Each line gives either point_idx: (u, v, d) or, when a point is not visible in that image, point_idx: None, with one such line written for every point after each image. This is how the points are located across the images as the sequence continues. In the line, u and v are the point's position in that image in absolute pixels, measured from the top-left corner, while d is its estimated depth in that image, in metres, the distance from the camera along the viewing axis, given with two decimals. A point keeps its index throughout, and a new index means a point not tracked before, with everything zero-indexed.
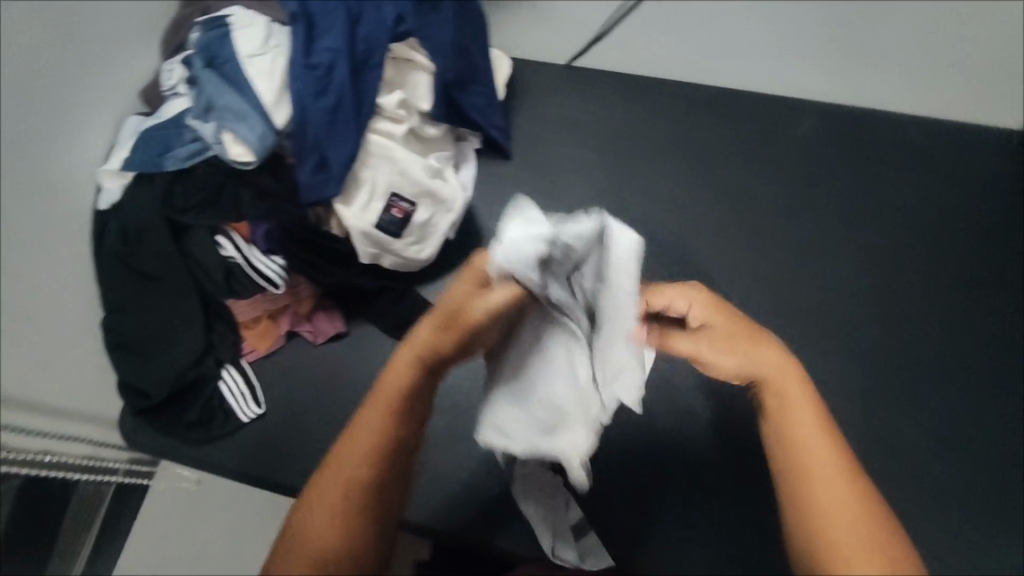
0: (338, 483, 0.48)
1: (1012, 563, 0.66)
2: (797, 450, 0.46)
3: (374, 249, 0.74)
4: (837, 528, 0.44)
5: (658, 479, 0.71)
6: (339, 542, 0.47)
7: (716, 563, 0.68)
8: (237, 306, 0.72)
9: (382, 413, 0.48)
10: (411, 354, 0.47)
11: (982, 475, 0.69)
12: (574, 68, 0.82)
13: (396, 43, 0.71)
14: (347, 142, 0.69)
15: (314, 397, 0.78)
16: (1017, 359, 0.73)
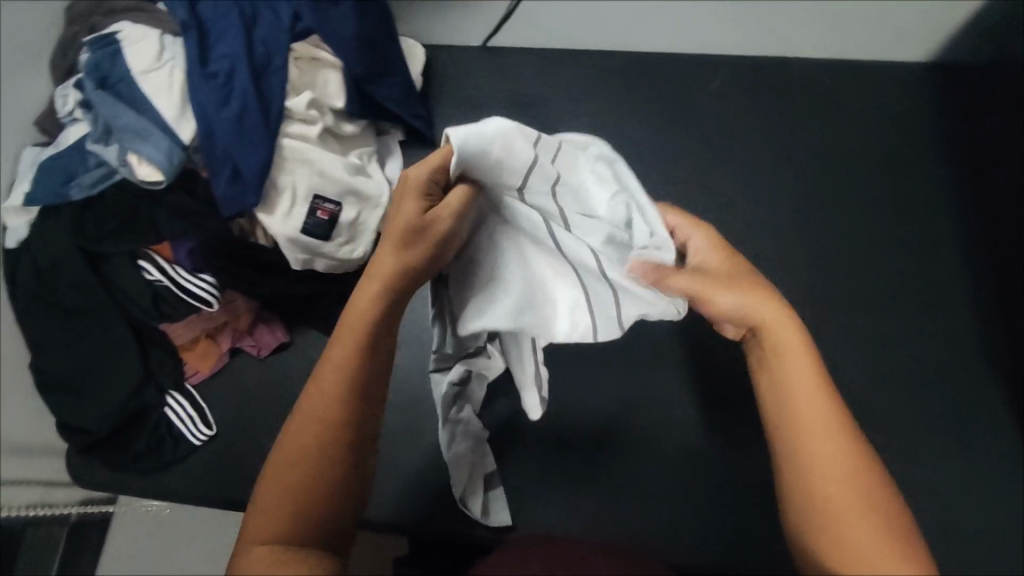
0: (307, 426, 0.47)
1: (936, 465, 0.72)
2: (783, 401, 0.48)
3: (305, 254, 0.72)
4: (821, 481, 0.45)
5: (605, 441, 0.73)
6: (316, 483, 0.46)
7: (672, 511, 0.71)
8: (174, 330, 0.75)
9: (348, 347, 0.49)
10: (378, 281, 0.50)
11: (908, 389, 0.75)
12: (489, 51, 0.90)
13: (298, 44, 0.72)
14: (259, 151, 0.68)
15: (266, 408, 0.77)
16: (927, 273, 0.79)
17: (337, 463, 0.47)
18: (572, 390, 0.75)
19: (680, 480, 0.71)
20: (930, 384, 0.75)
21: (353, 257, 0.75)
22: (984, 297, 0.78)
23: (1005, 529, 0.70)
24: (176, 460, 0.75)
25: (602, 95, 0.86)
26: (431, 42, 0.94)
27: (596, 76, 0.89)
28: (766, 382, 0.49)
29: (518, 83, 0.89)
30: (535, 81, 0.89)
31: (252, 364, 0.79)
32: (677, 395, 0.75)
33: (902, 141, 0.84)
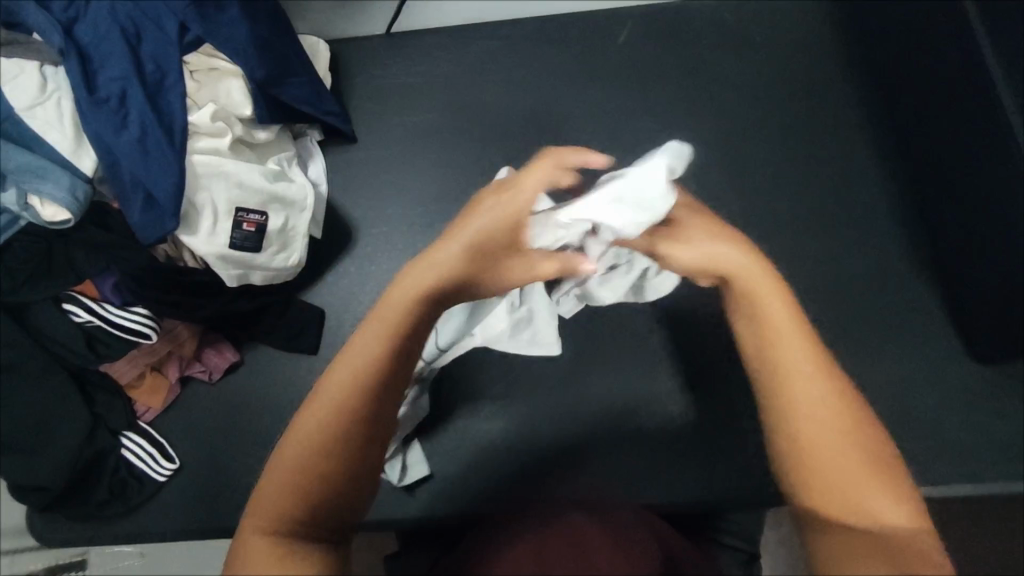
0: (321, 416, 0.47)
1: (894, 366, 0.74)
2: (768, 346, 0.51)
3: (239, 269, 0.71)
4: (811, 425, 0.48)
5: (572, 401, 0.75)
6: (331, 475, 0.46)
7: (647, 455, 0.73)
8: (117, 368, 0.72)
9: (381, 334, 0.48)
10: (429, 279, 0.51)
11: (855, 298, 0.77)
12: (393, 36, 0.89)
13: (191, 55, 0.70)
14: (168, 171, 0.65)
15: (229, 432, 0.76)
16: (854, 184, 0.82)
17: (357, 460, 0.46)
18: (531, 359, 0.77)
19: (645, 425, 0.74)
20: (867, 292, 0.77)
21: (288, 265, 0.75)
22: (905, 200, 0.80)
23: (958, 417, 0.72)
24: (142, 500, 0.73)
25: (513, 66, 0.88)
26: (334, 36, 0.92)
27: (504, 46, 0.89)
28: (749, 331, 0.52)
29: (429, 63, 0.89)
30: (445, 62, 0.88)
31: (206, 390, 0.77)
32: (632, 343, 0.77)
33: (809, 64, 0.86)
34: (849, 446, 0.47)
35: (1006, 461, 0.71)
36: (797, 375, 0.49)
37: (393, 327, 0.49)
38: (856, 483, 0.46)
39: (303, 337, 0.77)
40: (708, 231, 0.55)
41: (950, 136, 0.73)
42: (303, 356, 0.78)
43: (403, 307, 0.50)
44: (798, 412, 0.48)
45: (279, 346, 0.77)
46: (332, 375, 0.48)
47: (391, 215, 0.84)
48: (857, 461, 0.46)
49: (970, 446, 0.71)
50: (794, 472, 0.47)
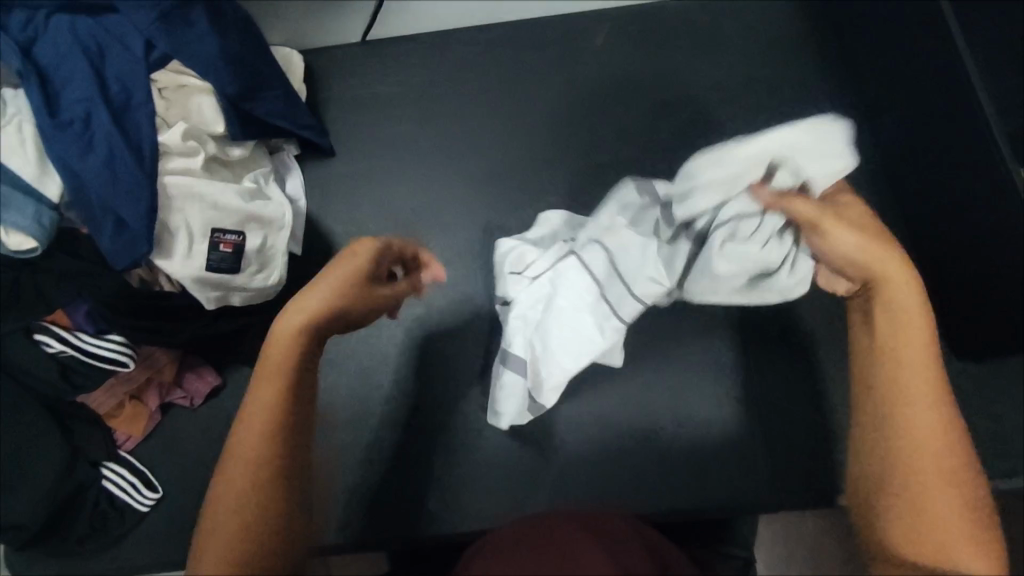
0: (236, 490, 0.45)
1: None
2: (897, 368, 0.49)
3: (217, 291, 0.69)
4: (923, 459, 0.47)
5: (563, 412, 0.74)
6: (264, 535, 0.45)
7: (640, 464, 0.72)
8: (93, 399, 0.70)
9: (271, 386, 0.47)
10: (301, 321, 0.50)
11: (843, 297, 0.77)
12: (369, 45, 0.88)
13: (158, 72, 0.68)
14: (138, 194, 0.63)
15: (212, 459, 0.74)
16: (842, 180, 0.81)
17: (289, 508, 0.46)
18: None
19: (638, 433, 0.73)
20: None
21: (268, 284, 0.73)
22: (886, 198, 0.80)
23: None
24: (126, 531, 0.71)
25: (493, 71, 0.86)
26: (308, 45, 0.90)
27: (483, 50, 0.88)
28: (884, 359, 0.50)
29: (406, 71, 0.87)
30: (422, 70, 0.87)
31: (188, 416, 0.75)
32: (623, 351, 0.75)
33: (790, 63, 0.85)
34: (957, 493, 0.46)
35: (994, 458, 0.71)
36: (913, 409, 0.48)
37: (278, 382, 0.47)
38: (956, 525, 0.45)
39: None
40: (864, 228, 0.54)
41: (929, 132, 0.72)
42: None
43: (286, 363, 0.48)
44: (906, 445, 0.47)
45: None
46: (239, 433, 0.46)
47: (373, 228, 0.82)
48: (954, 495, 0.46)
49: None
50: (885, 509, 0.47)
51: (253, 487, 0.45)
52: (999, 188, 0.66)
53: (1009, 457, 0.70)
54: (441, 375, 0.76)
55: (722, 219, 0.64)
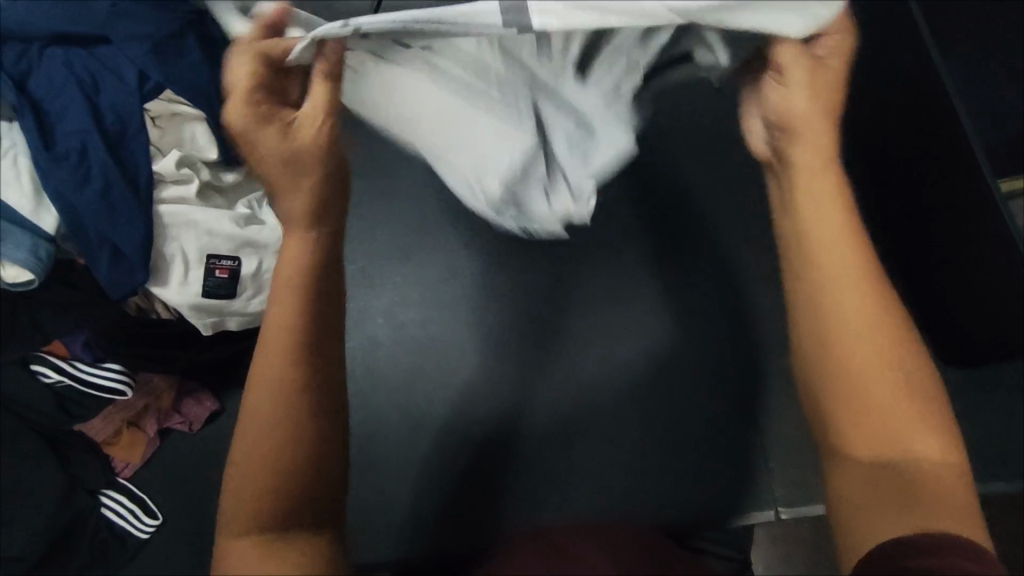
0: (259, 421, 0.44)
1: None
2: (826, 290, 0.46)
3: (213, 317, 0.69)
4: (869, 384, 0.44)
5: (582, 432, 0.70)
6: (285, 469, 0.44)
7: (661, 484, 0.68)
8: (92, 427, 0.71)
9: (283, 325, 0.46)
10: (297, 250, 0.49)
11: None
12: None
13: (151, 102, 0.68)
14: (134, 225, 0.63)
15: (211, 484, 0.74)
16: None
17: (298, 454, 0.44)
18: (535, 386, 0.70)
19: (657, 453, 0.69)
20: None
21: (264, 308, 0.73)
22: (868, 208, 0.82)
23: None
24: (128, 558, 0.72)
25: None
26: None
27: None
28: (807, 281, 0.47)
29: None
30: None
31: (186, 441, 0.75)
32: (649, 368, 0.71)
33: None
34: (919, 424, 0.44)
35: (986, 462, 0.71)
36: (854, 338, 0.45)
37: (287, 320, 0.46)
38: (898, 417, 0.44)
39: None
40: (818, 92, 0.46)
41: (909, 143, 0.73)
42: None
43: (296, 297, 0.47)
44: (841, 341, 0.45)
45: None
46: (260, 365, 0.45)
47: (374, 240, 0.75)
48: (893, 384, 0.44)
49: None
50: (840, 438, 0.45)
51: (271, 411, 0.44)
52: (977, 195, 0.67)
53: (1000, 463, 0.71)
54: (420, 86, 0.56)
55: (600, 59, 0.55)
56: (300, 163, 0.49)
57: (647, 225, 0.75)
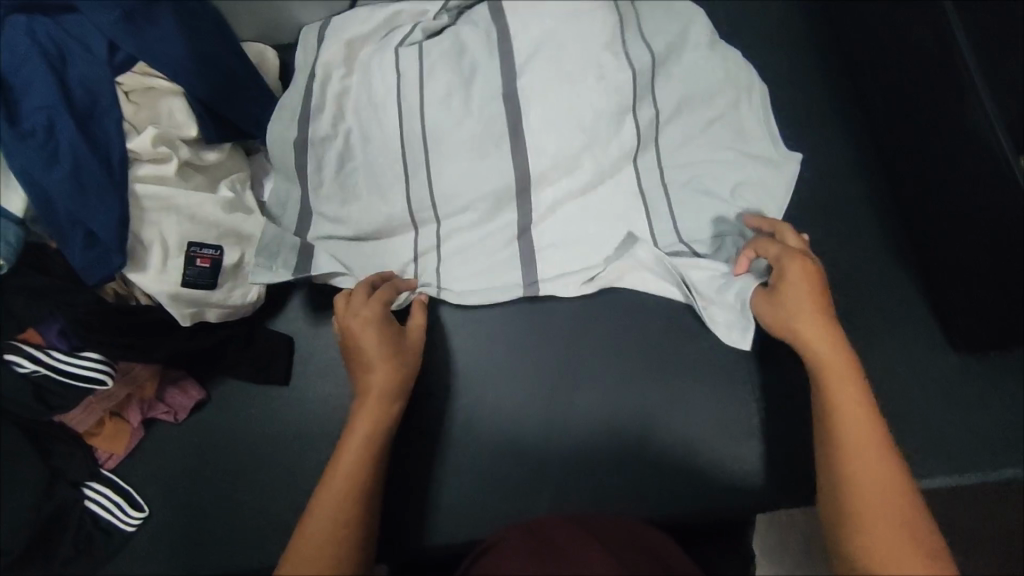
0: (343, 476, 0.58)
1: (897, 351, 0.71)
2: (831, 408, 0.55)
3: (194, 307, 0.66)
4: (859, 488, 0.51)
5: (575, 416, 0.71)
6: (358, 514, 0.57)
7: (652, 468, 0.69)
8: (72, 417, 0.68)
9: (376, 408, 0.61)
10: (388, 365, 0.63)
11: (850, 286, 0.74)
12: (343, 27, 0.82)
13: (124, 76, 0.65)
14: (109, 207, 0.60)
15: (199, 476, 0.72)
16: (839, 167, 0.79)
17: (373, 496, 0.59)
18: (530, 367, 0.72)
19: (651, 435, 0.70)
20: (861, 277, 0.74)
21: (247, 300, 0.71)
22: (880, 187, 0.78)
23: (960, 399, 0.70)
24: (112, 553, 0.69)
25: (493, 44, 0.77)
26: (286, 44, 0.87)
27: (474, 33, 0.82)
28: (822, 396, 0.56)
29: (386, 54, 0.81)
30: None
31: (171, 432, 0.73)
32: (637, 347, 0.72)
33: (779, 52, 0.84)
34: (902, 530, 0.49)
35: (1001, 446, 0.68)
36: (857, 446, 0.53)
37: (380, 404, 0.62)
38: (882, 520, 0.50)
39: (272, 366, 0.73)
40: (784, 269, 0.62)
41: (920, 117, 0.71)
42: (276, 388, 0.74)
43: (386, 391, 0.62)
44: (844, 445, 0.53)
45: (246, 378, 0.73)
46: (354, 436, 0.60)
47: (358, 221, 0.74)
48: (882, 495, 0.51)
49: (962, 444, 0.69)
50: (839, 508, 0.52)
51: (357, 468, 0.58)
52: (1001, 181, 0.64)
53: (1014, 447, 0.68)
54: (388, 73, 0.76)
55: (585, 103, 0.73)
56: (407, 349, 0.67)
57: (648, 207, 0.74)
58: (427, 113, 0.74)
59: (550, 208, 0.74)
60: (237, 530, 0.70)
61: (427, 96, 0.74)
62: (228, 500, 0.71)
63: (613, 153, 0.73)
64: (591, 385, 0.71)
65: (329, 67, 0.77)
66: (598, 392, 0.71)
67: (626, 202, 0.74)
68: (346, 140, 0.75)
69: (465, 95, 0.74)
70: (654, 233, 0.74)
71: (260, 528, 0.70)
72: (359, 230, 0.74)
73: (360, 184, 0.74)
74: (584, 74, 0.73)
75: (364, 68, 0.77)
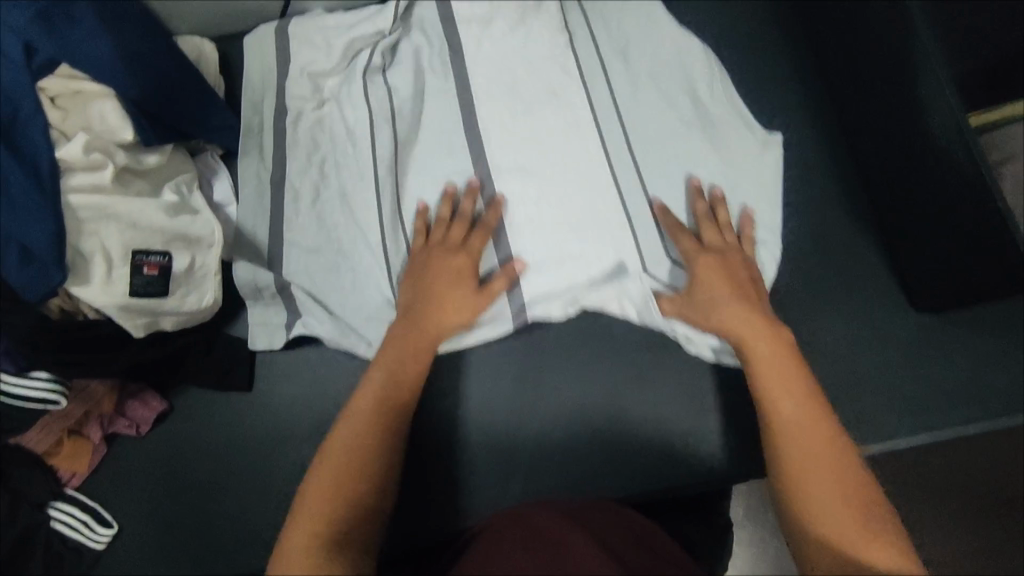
0: (366, 417, 0.58)
1: (859, 315, 0.72)
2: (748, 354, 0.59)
3: (147, 317, 0.64)
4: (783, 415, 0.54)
5: (546, 404, 0.71)
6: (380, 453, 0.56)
7: (626, 448, 0.69)
8: (28, 438, 0.65)
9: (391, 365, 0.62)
10: (429, 324, 0.64)
11: (812, 254, 0.74)
12: (292, 30, 0.79)
13: (47, 79, 0.62)
14: (42, 220, 0.57)
15: (168, 488, 0.71)
16: (796, 135, 0.78)
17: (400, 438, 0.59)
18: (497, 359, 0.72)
19: (622, 417, 0.70)
20: (824, 245, 0.74)
21: (203, 305, 0.68)
22: (831, 152, 0.78)
23: (927, 359, 0.70)
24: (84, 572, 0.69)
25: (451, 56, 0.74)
26: (225, 37, 0.84)
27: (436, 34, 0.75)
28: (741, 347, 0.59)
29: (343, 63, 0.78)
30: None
31: (137, 445, 0.72)
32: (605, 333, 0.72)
33: (729, 19, 0.82)
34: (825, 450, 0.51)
35: (968, 403, 0.69)
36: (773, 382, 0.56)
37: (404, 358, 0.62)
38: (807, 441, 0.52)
39: (236, 373, 0.72)
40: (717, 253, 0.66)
41: (881, 93, 0.70)
42: (240, 393, 0.73)
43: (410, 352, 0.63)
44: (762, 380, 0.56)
45: (210, 386, 0.72)
46: (375, 381, 0.60)
47: (325, 250, 0.73)
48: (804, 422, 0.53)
49: (925, 402, 0.69)
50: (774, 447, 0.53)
51: (387, 403, 0.59)
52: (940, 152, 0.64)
53: (983, 403, 0.69)
54: (353, 93, 0.76)
55: (545, 115, 0.72)
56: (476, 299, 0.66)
57: (628, 218, 0.70)
58: (398, 143, 0.73)
59: (526, 226, 0.69)
60: (210, 537, 0.70)
61: (395, 132, 0.73)
62: (200, 510, 0.70)
63: (579, 155, 0.71)
64: (557, 367, 0.72)
65: (300, 100, 0.77)
66: (564, 372, 0.71)
67: (609, 219, 0.69)
68: (319, 172, 0.75)
69: (419, 107, 0.74)
70: (642, 253, 0.69)
71: (234, 534, 0.70)
72: (326, 254, 0.73)
73: (336, 225, 0.73)
74: (547, 78, 0.73)
75: (334, 90, 0.78)
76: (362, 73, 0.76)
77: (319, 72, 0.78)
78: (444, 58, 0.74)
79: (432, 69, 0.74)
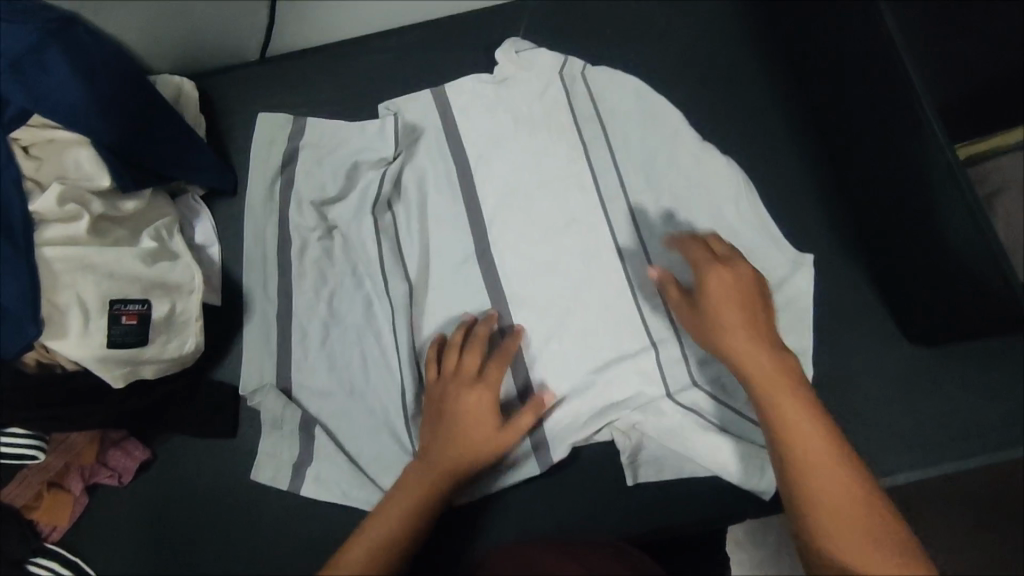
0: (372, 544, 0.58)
1: (852, 348, 0.71)
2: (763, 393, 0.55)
3: (126, 368, 0.62)
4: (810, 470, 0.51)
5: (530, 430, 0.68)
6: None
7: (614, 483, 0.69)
8: (7, 494, 0.64)
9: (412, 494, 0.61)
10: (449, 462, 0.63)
11: None
12: (289, 126, 0.78)
13: (19, 130, 0.60)
14: (15, 276, 0.56)
15: (151, 539, 0.70)
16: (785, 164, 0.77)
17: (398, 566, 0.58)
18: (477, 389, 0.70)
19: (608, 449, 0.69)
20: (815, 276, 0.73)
21: (185, 351, 0.67)
22: (843, 221, 0.75)
23: (921, 391, 0.69)
24: None
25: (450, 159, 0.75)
26: (204, 72, 0.83)
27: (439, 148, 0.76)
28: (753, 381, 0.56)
29: (343, 162, 0.76)
30: (339, 104, 0.81)
31: (119, 495, 0.71)
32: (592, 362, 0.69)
33: (715, 44, 0.81)
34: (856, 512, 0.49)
35: (965, 437, 0.68)
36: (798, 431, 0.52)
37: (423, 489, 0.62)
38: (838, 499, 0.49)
39: (219, 418, 0.71)
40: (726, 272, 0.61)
41: (880, 141, 0.68)
42: (224, 439, 0.72)
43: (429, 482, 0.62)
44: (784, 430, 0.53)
45: (193, 434, 0.71)
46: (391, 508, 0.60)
47: (335, 384, 0.71)
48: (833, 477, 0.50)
49: (920, 436, 0.68)
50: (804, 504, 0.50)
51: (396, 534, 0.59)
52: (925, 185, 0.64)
53: (979, 435, 0.68)
54: (359, 198, 0.75)
55: (560, 236, 0.72)
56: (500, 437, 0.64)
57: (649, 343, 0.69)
58: (412, 270, 0.72)
59: (549, 362, 0.69)
60: None
61: (407, 254, 0.73)
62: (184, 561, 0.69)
63: (594, 276, 0.71)
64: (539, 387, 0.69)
65: (303, 230, 0.74)
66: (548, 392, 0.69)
67: (629, 343, 0.69)
68: (328, 307, 0.73)
69: (426, 220, 0.74)
70: (664, 379, 0.68)
71: None
72: (334, 367, 0.71)
73: (348, 353, 0.71)
74: (558, 192, 0.73)
75: (335, 194, 0.75)
76: (363, 170, 0.75)
77: (320, 184, 0.75)
78: (455, 178, 0.74)
79: (444, 191, 0.74)
